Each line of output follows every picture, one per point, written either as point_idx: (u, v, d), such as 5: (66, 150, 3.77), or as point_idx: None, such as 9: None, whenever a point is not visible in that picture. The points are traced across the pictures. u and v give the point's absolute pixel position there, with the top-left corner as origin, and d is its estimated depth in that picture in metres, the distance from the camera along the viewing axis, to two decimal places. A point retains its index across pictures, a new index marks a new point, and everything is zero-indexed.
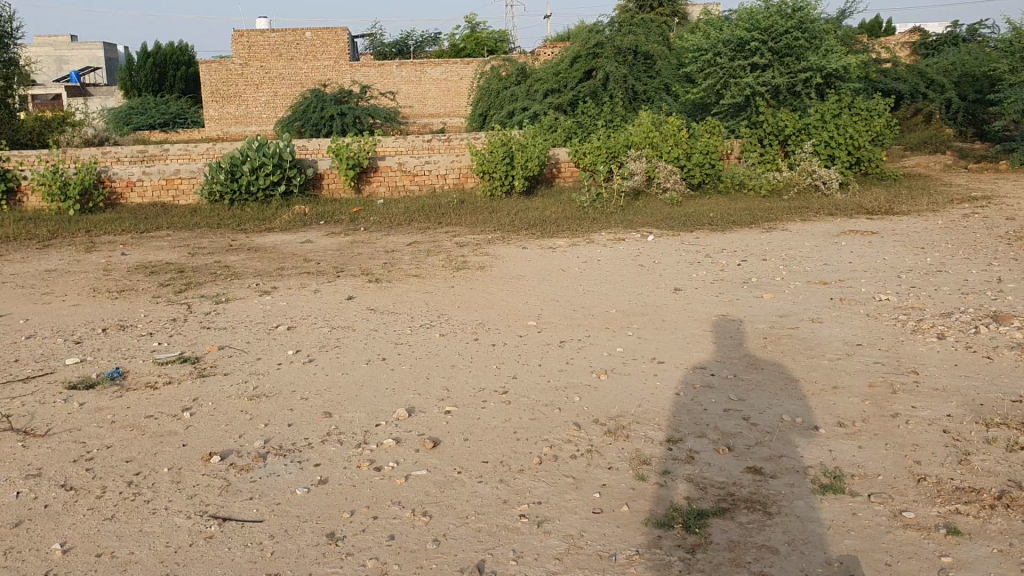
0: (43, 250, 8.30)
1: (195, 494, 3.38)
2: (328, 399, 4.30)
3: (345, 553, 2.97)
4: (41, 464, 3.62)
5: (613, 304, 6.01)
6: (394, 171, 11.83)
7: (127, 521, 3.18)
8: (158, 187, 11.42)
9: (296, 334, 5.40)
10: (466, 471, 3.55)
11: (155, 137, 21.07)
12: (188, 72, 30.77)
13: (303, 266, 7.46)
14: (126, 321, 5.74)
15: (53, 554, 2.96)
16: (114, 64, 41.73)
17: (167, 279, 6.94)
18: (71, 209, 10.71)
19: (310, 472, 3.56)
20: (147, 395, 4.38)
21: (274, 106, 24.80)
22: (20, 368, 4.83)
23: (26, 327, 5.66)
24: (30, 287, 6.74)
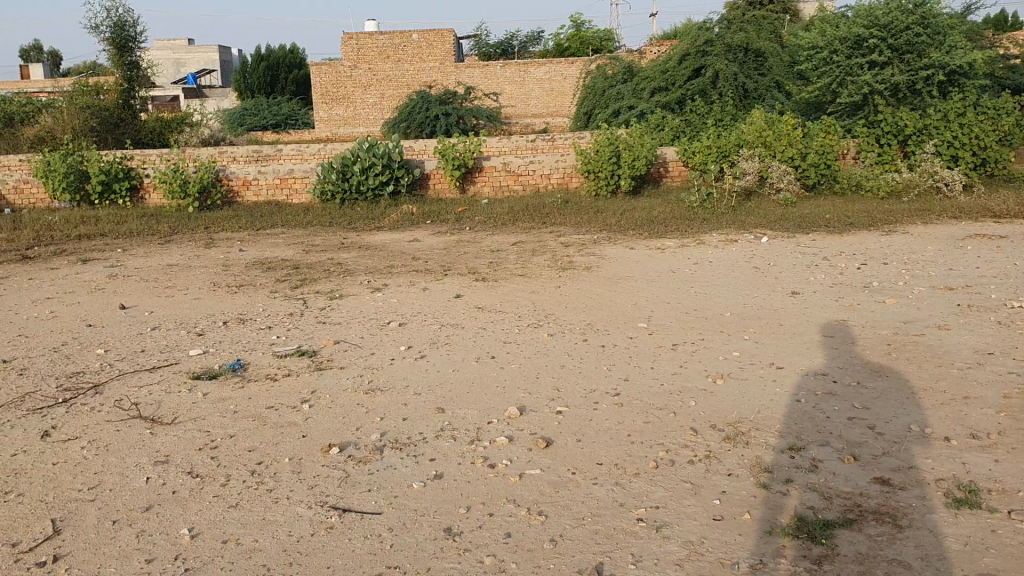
0: (165, 246, 8.62)
1: (315, 484, 3.43)
2: (441, 395, 4.33)
3: (463, 549, 2.97)
4: (169, 451, 3.74)
5: (728, 306, 5.89)
6: (499, 171, 11.90)
7: (250, 510, 3.25)
8: (272, 186, 11.75)
9: (408, 331, 5.46)
10: (581, 472, 3.52)
11: (267, 138, 21.71)
12: (299, 75, 31.68)
13: (411, 264, 7.55)
14: (245, 315, 5.90)
15: (182, 539, 3.05)
16: (229, 67, 43.30)
17: (282, 275, 7.11)
18: (190, 206, 11.13)
19: (425, 466, 3.58)
20: (267, 386, 4.48)
21: (380, 107, 25.28)
22: (147, 358, 5.01)
23: (152, 318, 5.88)
24: (155, 281, 6.99)
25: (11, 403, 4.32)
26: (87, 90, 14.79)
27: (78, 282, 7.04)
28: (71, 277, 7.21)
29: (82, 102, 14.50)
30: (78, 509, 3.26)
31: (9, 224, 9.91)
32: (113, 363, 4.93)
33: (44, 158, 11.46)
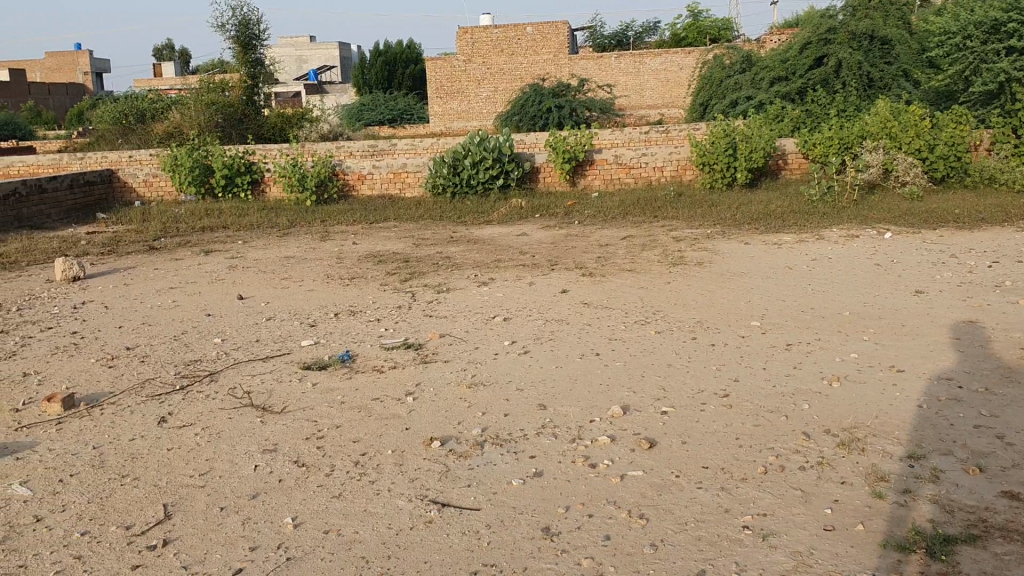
0: (283, 238, 8.87)
1: (416, 477, 3.44)
2: (544, 392, 4.28)
3: (561, 550, 2.92)
4: (278, 440, 3.82)
5: (846, 305, 5.65)
6: (611, 164, 11.77)
7: (352, 501, 3.28)
8: (386, 180, 11.94)
9: (513, 326, 5.44)
10: (685, 475, 3.42)
11: (384, 133, 22.12)
12: (416, 70, 32.19)
13: (518, 259, 7.53)
14: (356, 307, 6.00)
15: (285, 528, 3.10)
16: (349, 63, 44.37)
17: (392, 268, 7.20)
18: (308, 200, 11.44)
19: (526, 464, 3.54)
20: (373, 378, 4.54)
21: (494, 101, 25.44)
22: (260, 348, 5.14)
23: (268, 309, 6.04)
24: (272, 272, 7.20)
25: (132, 389, 4.50)
26: (214, 88, 15.37)
27: (200, 272, 7.31)
28: (193, 268, 7.50)
29: (208, 99, 15.09)
30: (188, 495, 3.35)
31: (139, 217, 10.38)
32: (229, 352, 5.08)
33: (172, 154, 11.99)
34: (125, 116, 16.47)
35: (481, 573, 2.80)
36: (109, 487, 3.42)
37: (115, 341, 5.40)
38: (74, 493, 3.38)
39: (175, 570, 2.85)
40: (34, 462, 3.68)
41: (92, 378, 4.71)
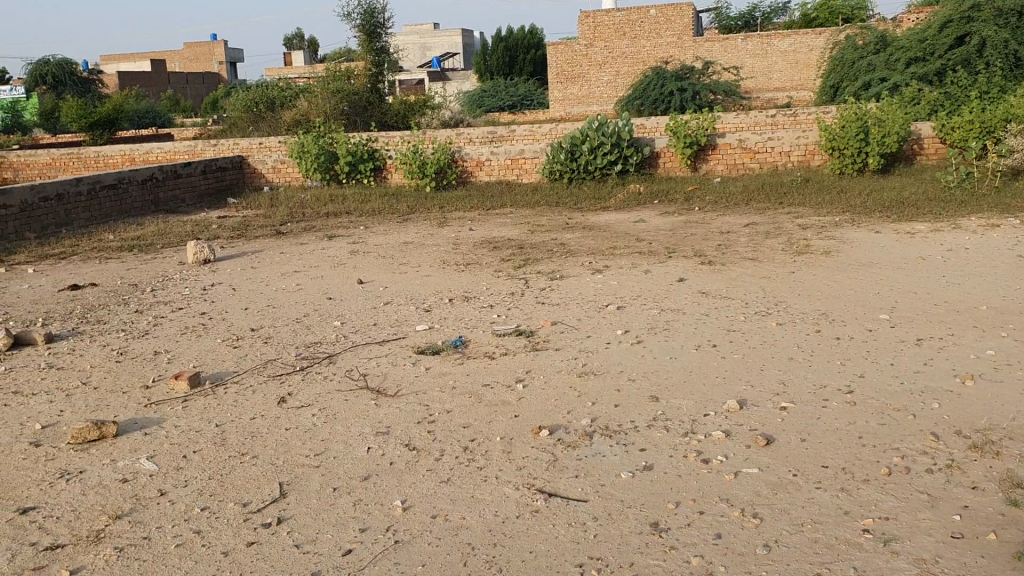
0: (403, 224, 9.01)
1: (525, 466, 3.43)
2: (657, 384, 4.20)
3: (670, 547, 2.85)
4: (390, 423, 3.87)
5: (983, 299, 5.32)
6: (734, 149, 11.48)
7: (461, 486, 3.29)
8: (504, 166, 11.98)
9: (627, 315, 5.36)
10: (802, 474, 3.28)
11: (504, 119, 22.21)
12: (538, 55, 32.19)
13: (635, 246, 7.43)
14: (470, 293, 6.03)
15: (395, 511, 3.12)
16: (472, 49, 44.79)
17: (507, 255, 7.22)
18: (428, 186, 11.62)
19: (636, 456, 3.48)
20: (485, 364, 4.55)
21: (616, 85, 25.19)
22: (377, 331, 5.23)
23: (385, 293, 6.14)
24: (390, 257, 7.32)
25: (254, 369, 4.65)
26: (340, 76, 15.75)
27: (322, 256, 7.51)
28: (316, 252, 7.70)
29: (334, 87, 15.48)
30: (303, 474, 3.43)
31: (267, 202, 10.75)
32: (347, 335, 5.19)
33: (299, 141, 12.39)
34: (256, 104, 17.08)
35: (587, 566, 2.76)
36: (229, 465, 3.54)
37: (240, 322, 5.60)
38: (196, 469, 3.51)
39: (287, 548, 2.92)
40: (162, 437, 3.84)
41: (218, 357, 4.89)
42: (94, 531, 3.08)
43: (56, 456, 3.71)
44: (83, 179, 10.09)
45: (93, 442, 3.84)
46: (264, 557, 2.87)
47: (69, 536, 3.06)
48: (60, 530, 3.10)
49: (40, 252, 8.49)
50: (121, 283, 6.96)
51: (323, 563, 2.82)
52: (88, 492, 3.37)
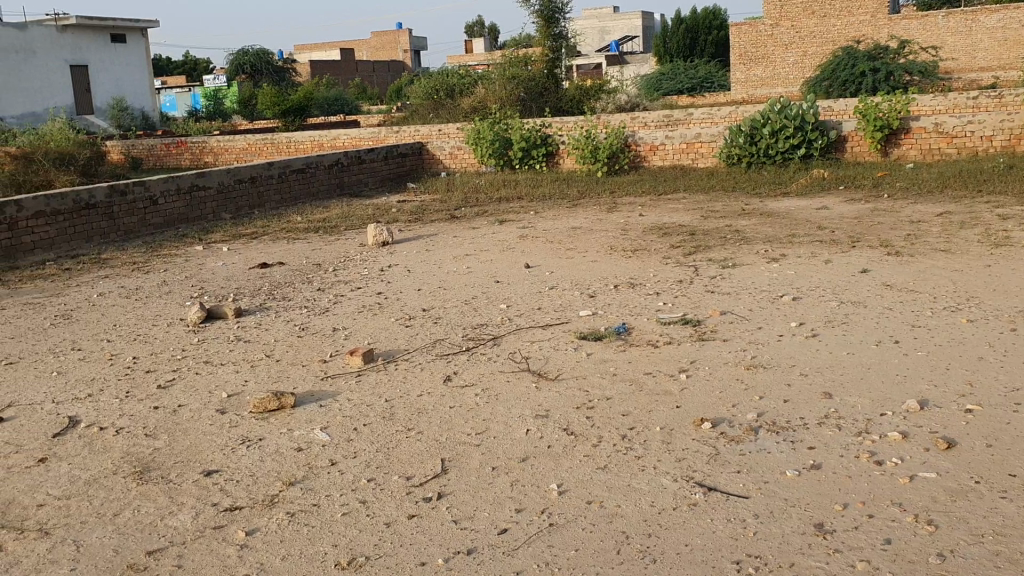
0: (573, 209, 9.02)
1: (684, 458, 3.36)
2: (830, 379, 4.02)
3: (834, 549, 2.72)
4: (550, 407, 3.89)
5: None
6: (930, 133, 10.78)
7: (617, 474, 3.26)
8: (680, 150, 11.80)
9: (801, 306, 5.16)
10: (987, 482, 3.06)
11: (684, 102, 21.85)
12: (720, 36, 31.26)
13: (815, 234, 7.13)
14: (637, 279, 5.97)
15: (550, 494, 3.14)
16: (653, 31, 44.25)
17: (678, 241, 7.10)
18: (601, 170, 11.66)
19: (803, 454, 3.35)
20: (648, 352, 4.49)
21: (802, 66, 24.23)
22: (542, 315, 5.26)
23: (551, 279, 6.16)
24: (560, 242, 7.35)
25: (424, 348, 4.79)
26: (517, 61, 15.94)
27: (493, 240, 7.63)
28: (488, 236, 7.84)
29: (511, 73, 15.74)
30: (464, 451, 3.51)
31: (444, 187, 11.04)
32: (513, 318, 5.25)
33: (475, 127, 12.66)
34: (436, 91, 17.54)
35: (744, 564, 2.68)
36: (395, 439, 3.67)
37: (413, 302, 5.79)
38: (365, 442, 3.66)
39: (445, 523, 3.00)
40: (335, 410, 4.03)
41: (391, 335, 5.07)
42: (269, 496, 3.28)
43: (239, 424, 3.97)
44: (275, 163, 10.68)
45: (272, 411, 4.07)
46: (423, 531, 2.96)
47: (247, 499, 3.27)
48: (239, 493, 3.32)
49: (235, 232, 9.07)
50: (306, 262, 7.34)
51: (478, 541, 2.87)
52: (266, 459, 3.58)
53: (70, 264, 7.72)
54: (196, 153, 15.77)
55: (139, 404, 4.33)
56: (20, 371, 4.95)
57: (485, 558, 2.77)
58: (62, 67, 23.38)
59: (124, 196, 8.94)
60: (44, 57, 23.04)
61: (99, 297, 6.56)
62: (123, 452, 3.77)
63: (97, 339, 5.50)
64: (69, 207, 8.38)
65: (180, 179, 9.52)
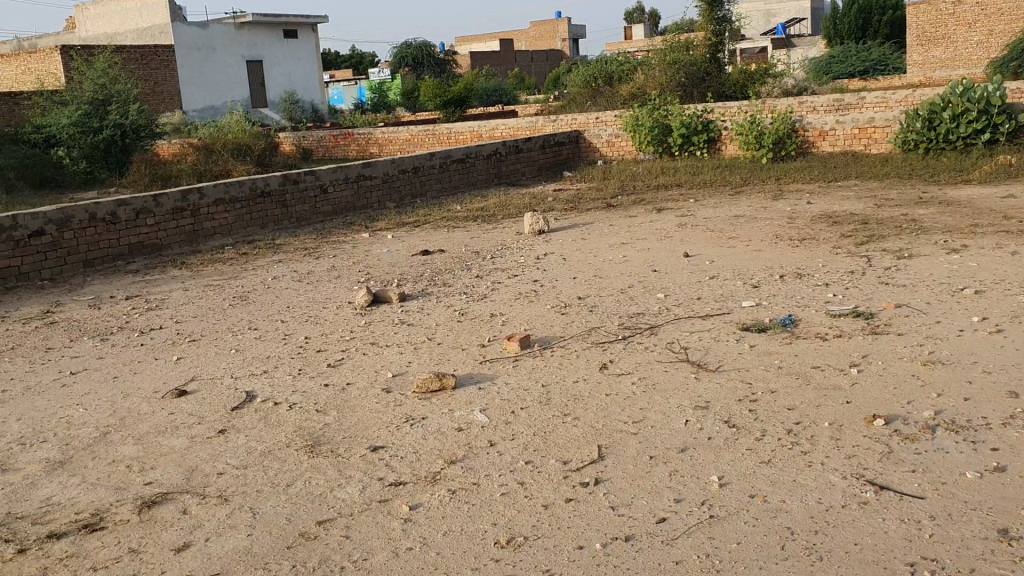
0: (735, 196, 8.83)
1: (854, 455, 3.22)
2: (1017, 378, 3.75)
3: (1019, 557, 2.54)
4: (710, 398, 3.81)
5: None
6: None
7: (782, 469, 3.16)
8: (851, 135, 11.30)
9: (984, 300, 4.84)
10: None
11: (856, 86, 20.99)
12: (896, 17, 29.73)
13: (1001, 224, 6.68)
14: (804, 270, 5.76)
15: (711, 486, 3.07)
16: (821, 14, 42.62)
17: (849, 230, 6.80)
18: (765, 157, 11.34)
19: (985, 456, 3.14)
20: (816, 345, 4.33)
21: (987, 46, 22.93)
22: (702, 305, 5.16)
23: (712, 268, 6.02)
24: (721, 231, 7.18)
25: (581, 335, 4.79)
26: (679, 46, 15.70)
27: (652, 229, 7.54)
28: (647, 224, 7.76)
29: (672, 58, 15.49)
30: (621, 439, 3.48)
31: (601, 174, 11.00)
32: (671, 307, 5.17)
33: (634, 114, 12.55)
34: (595, 79, 17.48)
35: (919, 566, 2.54)
36: (553, 424, 3.68)
37: (569, 290, 5.79)
38: (523, 425, 3.69)
39: (603, 509, 2.98)
40: (493, 392, 4.09)
41: (547, 322, 5.09)
42: (430, 473, 3.36)
43: (402, 403, 4.09)
44: (436, 153, 10.93)
45: (434, 392, 4.17)
46: (580, 515, 2.96)
47: (410, 475, 3.36)
48: (402, 469, 3.42)
49: (399, 220, 9.33)
50: (465, 250, 7.47)
51: (635, 528, 2.85)
52: (428, 437, 3.67)
53: (247, 249, 8.17)
54: (362, 144, 16.35)
55: (310, 381, 4.53)
56: (202, 347, 5.28)
57: (645, 547, 2.74)
58: (239, 63, 24.74)
59: (296, 184, 9.37)
60: (223, 54, 24.41)
61: (273, 280, 6.91)
62: (295, 426, 3.96)
63: (272, 319, 5.79)
64: (246, 194, 8.86)
65: (347, 169, 9.88)
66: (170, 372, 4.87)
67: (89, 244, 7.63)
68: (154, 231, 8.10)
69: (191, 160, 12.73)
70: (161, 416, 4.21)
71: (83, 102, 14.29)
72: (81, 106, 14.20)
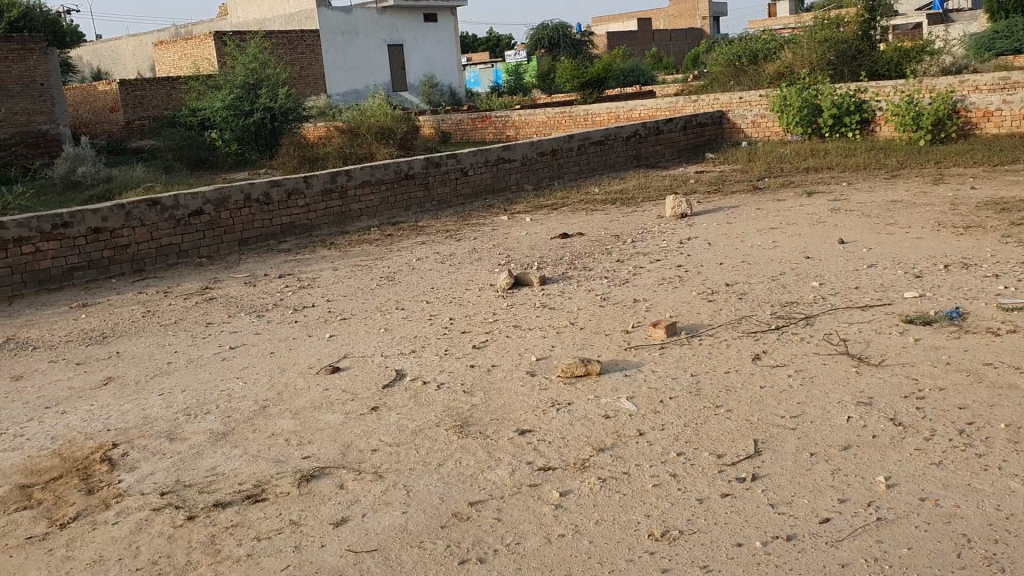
0: (891, 180, 8.45)
1: None
2: None
3: None
4: (873, 394, 3.64)
5: None
6: None
7: (956, 472, 2.98)
8: (1019, 116, 10.60)
9: None
10: None
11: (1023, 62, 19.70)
12: None
13: None
14: (970, 260, 5.42)
15: (877, 487, 2.93)
16: None
17: (1018, 218, 6.37)
18: (923, 138, 10.77)
19: None
20: (987, 340, 4.07)
21: None
22: (859, 295, 4.93)
23: (868, 256, 5.76)
24: (877, 217, 6.86)
25: (731, 323, 4.66)
26: (828, 24, 15.07)
27: (802, 213, 7.27)
28: (796, 209, 7.48)
29: (822, 35, 14.87)
30: (778, 434, 3.36)
31: (746, 156, 10.71)
32: (827, 297, 4.96)
33: (782, 93, 12.18)
34: (738, 57, 16.98)
35: None
36: (704, 416, 3.59)
37: (715, 276, 5.64)
38: (674, 415, 3.61)
39: (762, 506, 2.89)
40: (641, 380, 4.03)
41: (694, 309, 4.98)
42: (580, 459, 3.34)
43: (549, 387, 4.08)
44: (575, 135, 10.87)
45: (580, 377, 4.14)
46: (739, 511, 2.87)
47: (559, 460, 3.35)
48: (551, 454, 3.41)
49: (538, 203, 9.33)
50: (606, 233, 7.40)
51: (798, 528, 2.74)
52: (576, 423, 3.65)
53: (391, 230, 8.34)
54: (500, 127, 16.44)
55: (456, 362, 4.58)
56: (351, 326, 5.42)
57: (809, 547, 2.64)
58: (380, 47, 25.29)
59: (438, 167, 9.49)
60: (365, 38, 25.01)
61: (417, 261, 7.02)
62: (444, 406, 4.00)
63: (417, 299, 5.89)
64: (390, 176, 9.05)
65: (488, 151, 9.94)
66: (323, 349, 5.03)
67: (243, 224, 7.94)
68: (304, 212, 8.37)
69: (336, 143, 13.11)
70: (316, 393, 4.34)
71: (236, 86, 14.89)
72: (233, 90, 14.82)
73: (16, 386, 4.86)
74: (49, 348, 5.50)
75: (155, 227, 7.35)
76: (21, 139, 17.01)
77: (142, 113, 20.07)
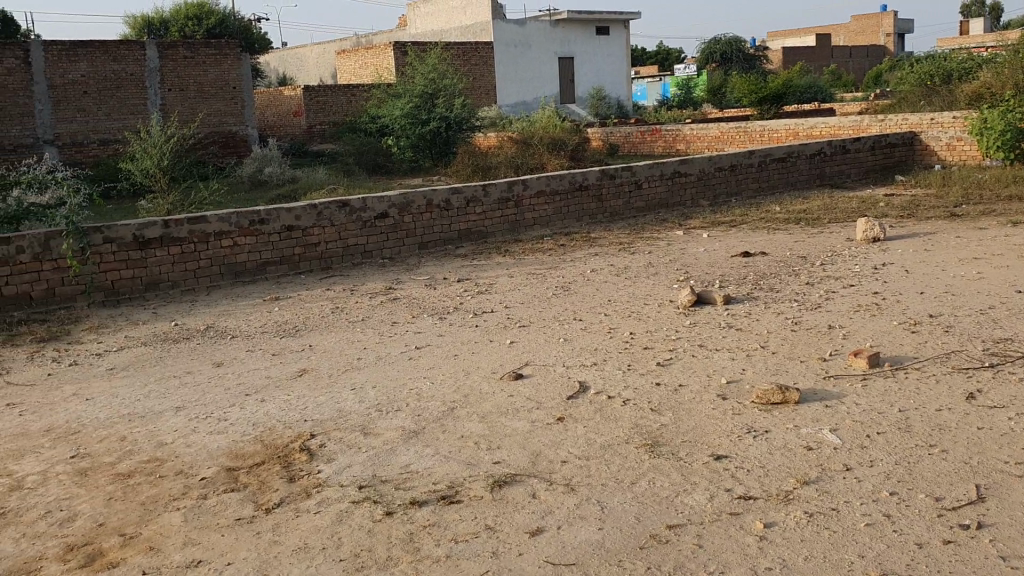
0: None
1: None
2: None
3: None
4: None
5: None
6: None
7: None
8: None
9: None
10: None
11: None
12: None
13: None
14: None
15: None
16: None
17: None
18: None
19: None
20: None
21: None
22: None
23: None
24: None
25: (938, 357, 4.39)
26: None
27: (1007, 244, 6.81)
28: (1000, 239, 7.03)
29: None
30: (1003, 481, 3.13)
31: (940, 180, 10.15)
32: None
33: (982, 115, 11.49)
34: (930, 77, 16.17)
35: None
36: (916, 454, 3.38)
37: (916, 306, 5.34)
38: (883, 452, 3.43)
39: (990, 557, 2.69)
40: (842, 411, 3.85)
41: (895, 340, 4.73)
42: (783, 491, 3.21)
43: (742, 412, 3.95)
44: (756, 152, 10.61)
45: (775, 404, 3.99)
46: (963, 560, 2.69)
47: (761, 490, 3.23)
48: (751, 483, 3.29)
49: (715, 219, 9.13)
50: (791, 254, 7.16)
51: None
52: (775, 452, 3.51)
53: (564, 240, 8.36)
54: (670, 140, 16.26)
55: (641, 378, 4.52)
56: (531, 334, 5.44)
57: None
58: (551, 59, 25.53)
59: (613, 179, 9.46)
60: (538, 50, 25.32)
61: (593, 273, 7.00)
62: (632, 423, 3.95)
63: (596, 312, 5.86)
64: (566, 187, 9.08)
65: (664, 165, 9.84)
66: (506, 355, 5.06)
67: (424, 228, 8.14)
68: (481, 219, 8.51)
69: (509, 153, 13.31)
70: (502, 398, 4.37)
71: (415, 95, 15.44)
72: (412, 99, 15.43)
73: (218, 372, 5.13)
74: (246, 337, 5.78)
75: (343, 228, 7.64)
76: (214, 138, 18.14)
77: (323, 117, 20.99)
